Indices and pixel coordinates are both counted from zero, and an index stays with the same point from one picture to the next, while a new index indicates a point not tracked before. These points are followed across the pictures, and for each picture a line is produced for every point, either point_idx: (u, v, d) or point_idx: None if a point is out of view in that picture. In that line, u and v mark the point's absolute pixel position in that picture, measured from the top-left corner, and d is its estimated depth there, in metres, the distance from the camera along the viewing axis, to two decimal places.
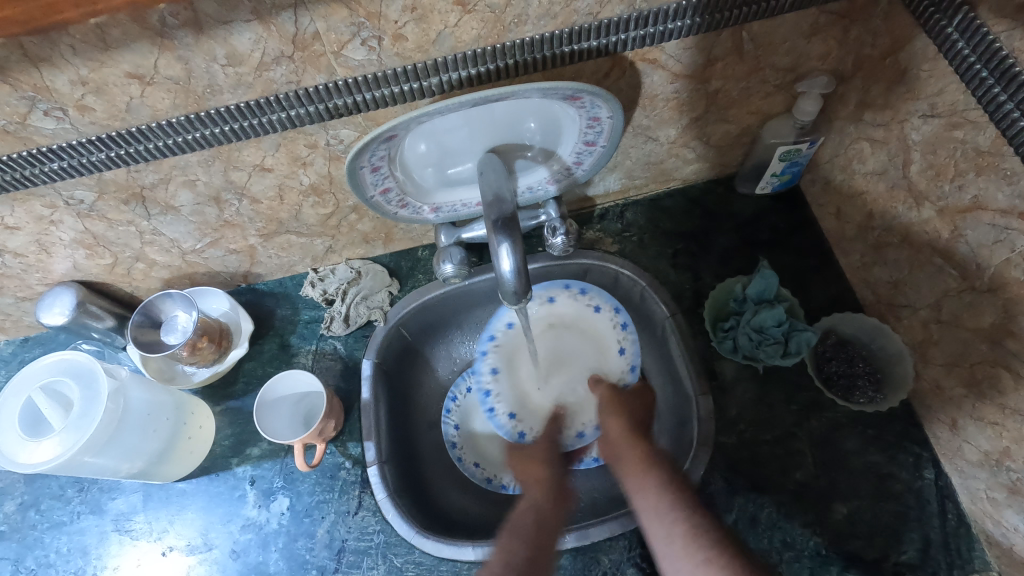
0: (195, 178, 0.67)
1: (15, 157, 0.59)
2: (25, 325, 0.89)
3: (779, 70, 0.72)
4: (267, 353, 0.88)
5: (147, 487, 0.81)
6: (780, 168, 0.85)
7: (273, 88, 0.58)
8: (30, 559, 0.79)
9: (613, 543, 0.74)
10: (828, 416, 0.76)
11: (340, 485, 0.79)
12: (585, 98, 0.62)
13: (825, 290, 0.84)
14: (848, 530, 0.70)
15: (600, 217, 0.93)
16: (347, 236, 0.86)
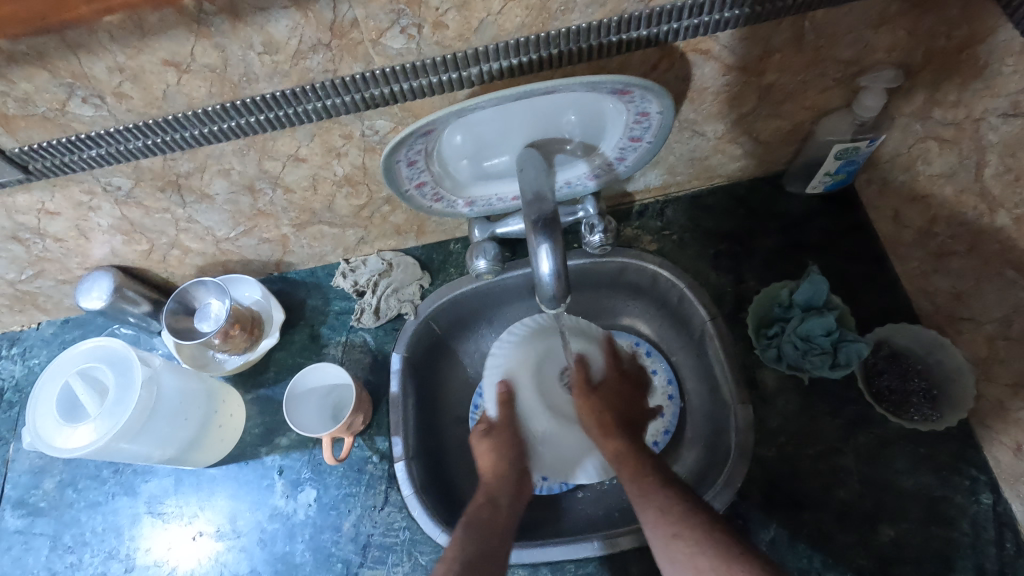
0: (230, 167, 0.67)
1: (55, 144, 0.59)
2: (66, 307, 0.91)
3: (840, 62, 0.67)
4: (297, 342, 0.88)
5: (178, 472, 0.82)
6: (835, 167, 0.80)
7: (310, 77, 0.57)
8: (67, 537, 0.80)
9: (642, 553, 0.71)
10: (877, 432, 0.72)
11: (366, 479, 0.79)
12: (634, 93, 0.59)
13: (878, 298, 0.79)
14: (894, 554, 0.67)
15: (639, 213, 0.89)
16: (380, 227, 0.85)
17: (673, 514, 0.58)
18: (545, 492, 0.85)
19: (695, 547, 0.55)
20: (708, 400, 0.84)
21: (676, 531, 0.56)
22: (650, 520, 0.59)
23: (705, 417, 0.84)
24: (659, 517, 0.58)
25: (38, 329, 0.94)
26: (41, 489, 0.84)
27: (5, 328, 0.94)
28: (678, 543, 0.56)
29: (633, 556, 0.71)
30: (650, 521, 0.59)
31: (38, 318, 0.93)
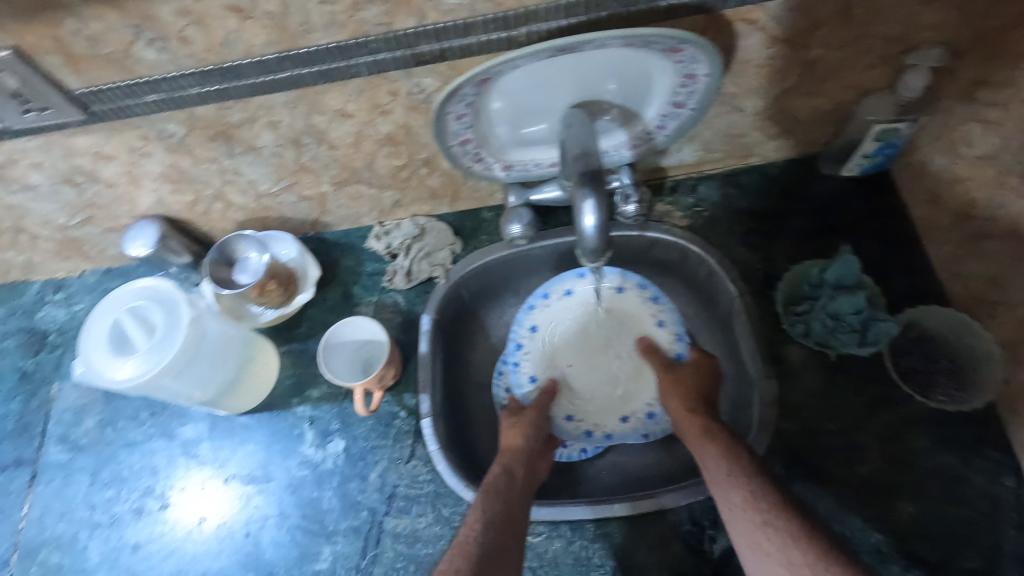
0: (279, 119, 0.69)
1: (117, 86, 0.61)
2: (109, 256, 0.94)
3: (887, 39, 0.67)
4: (330, 300, 0.90)
5: (212, 418, 0.85)
6: (872, 148, 0.80)
7: (364, 29, 0.58)
8: (106, 473, 0.84)
9: (662, 517, 0.73)
10: (901, 412, 0.73)
11: (393, 433, 0.81)
12: (685, 51, 0.60)
13: (908, 281, 0.79)
14: (912, 530, 0.67)
15: (672, 188, 0.90)
16: (416, 190, 0.86)
17: (761, 506, 0.59)
18: (565, 459, 0.86)
19: (786, 538, 0.56)
20: (731, 376, 0.84)
21: (767, 521, 0.58)
22: (734, 512, 0.61)
23: (728, 392, 0.85)
24: (749, 502, 0.60)
25: (81, 278, 0.98)
26: (81, 427, 0.88)
27: (50, 275, 0.98)
28: (768, 531, 0.57)
29: (650, 518, 0.72)
30: (733, 511, 0.61)
31: (82, 266, 0.96)
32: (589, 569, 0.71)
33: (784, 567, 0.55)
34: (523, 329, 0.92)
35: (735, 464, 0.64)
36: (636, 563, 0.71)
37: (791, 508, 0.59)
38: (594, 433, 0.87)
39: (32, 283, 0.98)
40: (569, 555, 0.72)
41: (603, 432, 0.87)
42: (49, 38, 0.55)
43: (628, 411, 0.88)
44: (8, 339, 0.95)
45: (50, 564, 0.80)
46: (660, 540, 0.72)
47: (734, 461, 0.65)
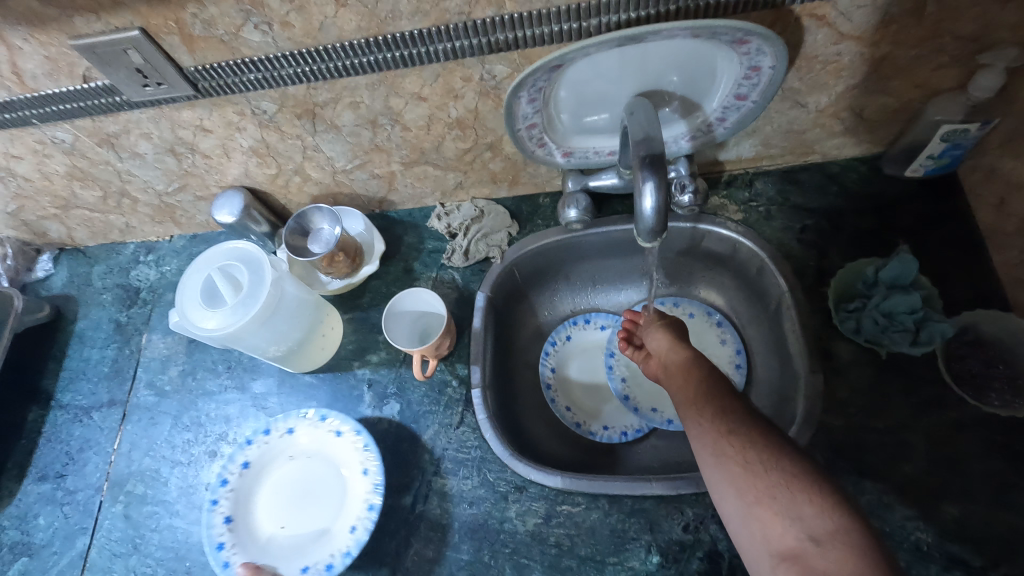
0: (360, 100, 0.74)
1: (223, 65, 0.68)
2: (197, 223, 1.04)
3: (961, 38, 0.67)
4: (392, 274, 0.96)
5: (281, 375, 0.93)
6: (939, 149, 0.79)
7: (446, 18, 0.63)
8: (186, 417, 0.93)
9: (699, 498, 0.75)
10: (952, 414, 0.72)
11: (445, 400, 0.86)
12: (751, 43, 0.62)
13: (969, 285, 0.78)
14: (956, 531, 0.67)
15: (728, 182, 0.91)
16: (478, 173, 0.91)
17: (728, 421, 0.63)
18: (605, 440, 0.92)
19: (746, 444, 0.60)
20: (777, 370, 0.86)
21: (731, 431, 0.62)
22: (699, 427, 0.65)
23: (772, 386, 0.86)
24: (717, 416, 0.64)
25: (171, 242, 1.07)
26: (166, 375, 0.97)
27: (144, 237, 1.08)
28: (729, 438, 0.62)
29: (688, 499, 0.75)
30: (700, 426, 0.65)
31: (172, 231, 1.06)
32: (624, 541, 0.74)
33: (741, 467, 0.59)
34: (558, 337, 1.00)
35: (705, 386, 0.69)
36: (670, 540, 0.73)
37: (756, 424, 0.63)
38: (629, 430, 0.92)
39: (128, 245, 1.09)
40: (606, 526, 0.75)
41: (636, 426, 0.93)
42: (172, 20, 0.62)
43: (660, 406, 0.94)
44: (105, 293, 1.06)
45: (135, 494, 0.89)
46: (696, 520, 0.74)
47: (707, 383, 0.69)
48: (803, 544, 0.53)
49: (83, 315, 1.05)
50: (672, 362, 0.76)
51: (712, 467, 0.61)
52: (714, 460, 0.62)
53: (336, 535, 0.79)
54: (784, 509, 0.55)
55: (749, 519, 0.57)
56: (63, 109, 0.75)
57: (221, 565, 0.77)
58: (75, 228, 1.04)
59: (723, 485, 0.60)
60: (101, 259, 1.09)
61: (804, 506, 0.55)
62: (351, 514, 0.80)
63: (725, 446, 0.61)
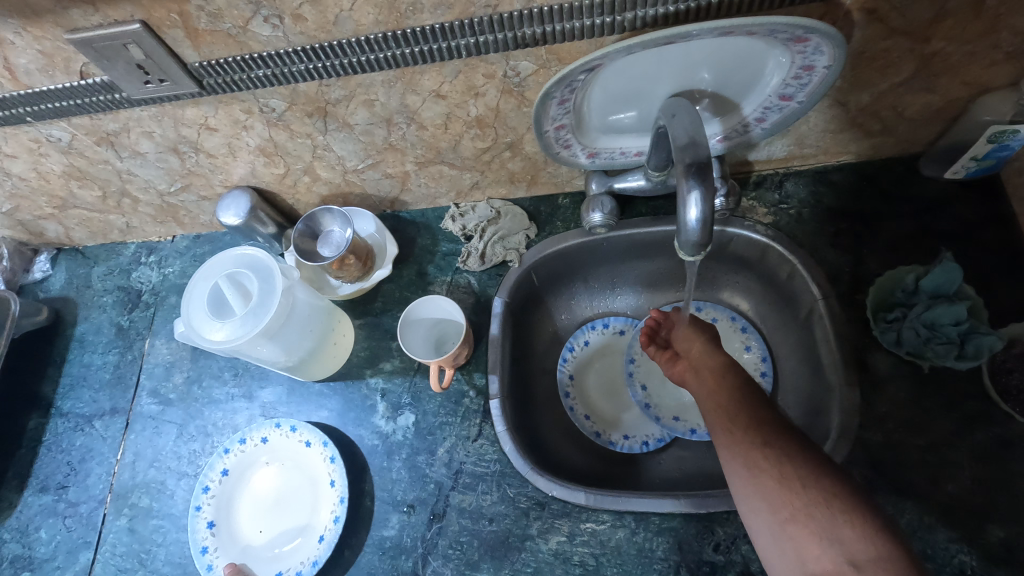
0: (375, 98, 0.70)
1: (230, 61, 0.64)
2: (200, 223, 0.99)
3: (1019, 33, 0.62)
4: (405, 278, 0.92)
5: (291, 383, 0.89)
6: (984, 151, 0.75)
7: (471, 11, 0.59)
8: (192, 426, 0.89)
9: (730, 517, 0.72)
10: (996, 430, 0.69)
11: (462, 411, 0.83)
12: (809, 43, 0.57)
13: (1015, 293, 0.74)
14: (1002, 555, 0.64)
15: (756, 183, 0.87)
16: (496, 173, 0.87)
17: (762, 432, 0.60)
18: (625, 450, 0.89)
19: (782, 458, 0.57)
20: (807, 380, 0.82)
21: (765, 443, 0.59)
22: (731, 436, 0.61)
23: (802, 396, 0.82)
24: (750, 426, 0.61)
25: (173, 242, 1.03)
26: (171, 382, 0.93)
27: (146, 238, 1.04)
28: (765, 451, 0.58)
29: (719, 517, 0.72)
30: (732, 436, 0.61)
31: (175, 231, 1.02)
32: (652, 561, 0.71)
33: (776, 481, 0.56)
34: (576, 342, 0.96)
35: (738, 396, 0.65)
36: (701, 560, 0.70)
37: (793, 436, 0.60)
38: (650, 441, 0.89)
39: (129, 245, 1.05)
40: (633, 545, 0.72)
41: (658, 436, 0.89)
42: (175, 13, 0.58)
43: (682, 415, 0.90)
44: (106, 295, 1.02)
45: (141, 507, 0.86)
46: (728, 540, 0.71)
47: (740, 392, 0.65)
48: (841, 568, 0.49)
49: (83, 318, 1.01)
50: (703, 367, 0.72)
51: (742, 480, 0.58)
52: (744, 474, 0.58)
53: (309, 541, 0.77)
54: (821, 529, 0.52)
55: (781, 538, 0.54)
56: (60, 107, 0.70)
57: (205, 568, 0.77)
58: (74, 228, 1.00)
59: (752, 499, 0.57)
60: (101, 260, 1.05)
61: (844, 528, 0.51)
62: (320, 523, 0.78)
63: (758, 459, 0.58)
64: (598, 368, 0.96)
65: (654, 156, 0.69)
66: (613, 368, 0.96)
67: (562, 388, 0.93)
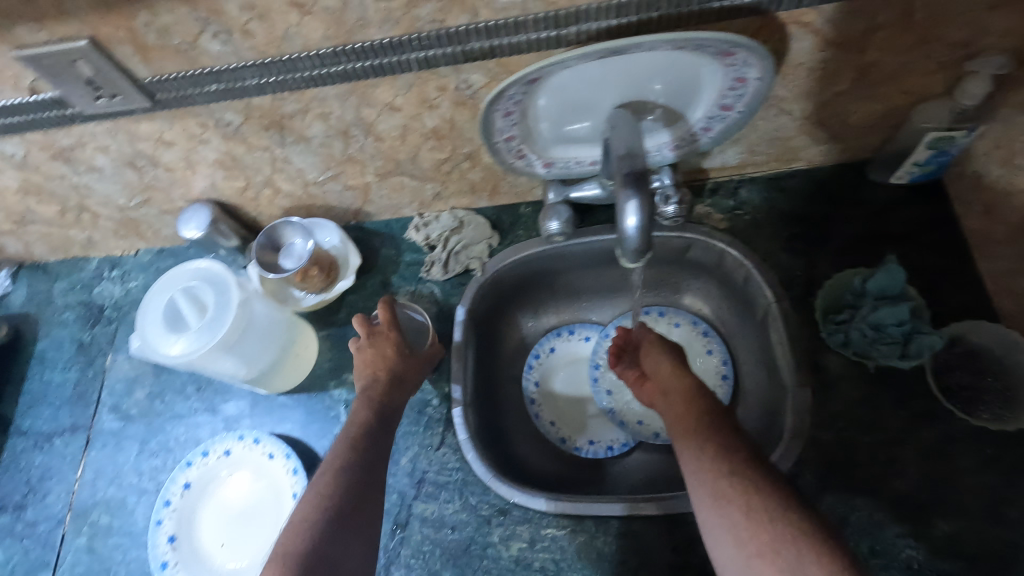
0: (330, 111, 0.71)
1: (181, 76, 0.64)
2: (163, 236, 0.99)
3: (948, 44, 0.65)
4: (369, 288, 0.93)
5: (254, 396, 0.89)
6: (925, 156, 0.77)
7: (418, 26, 0.60)
8: (154, 442, 0.89)
9: (687, 519, 0.73)
10: (942, 427, 0.71)
11: (425, 421, 0.83)
12: (737, 56, 0.60)
13: (958, 294, 0.77)
14: (948, 548, 0.66)
15: (712, 190, 0.89)
16: (457, 183, 0.88)
17: (730, 459, 0.59)
18: (591, 455, 0.90)
19: (749, 489, 0.56)
20: (765, 382, 0.84)
21: (731, 472, 0.58)
22: (698, 463, 0.61)
23: (761, 398, 0.84)
24: (718, 453, 0.60)
25: (136, 256, 1.03)
26: (133, 398, 0.92)
27: (108, 252, 1.03)
28: (730, 481, 0.57)
29: (677, 519, 0.73)
30: (698, 464, 0.60)
31: (138, 245, 1.01)
32: (612, 565, 0.72)
33: (742, 514, 0.55)
34: (542, 348, 0.97)
35: (706, 420, 0.64)
36: (660, 563, 0.71)
37: (759, 464, 0.59)
38: (615, 445, 0.90)
39: (91, 260, 1.04)
40: (593, 549, 0.73)
41: (622, 441, 0.90)
42: (123, 29, 0.58)
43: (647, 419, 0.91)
44: (67, 311, 1.01)
45: (100, 525, 0.85)
46: (685, 542, 0.72)
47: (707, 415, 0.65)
48: None
49: (44, 335, 1.00)
50: (671, 390, 0.71)
51: (709, 511, 0.57)
52: (710, 504, 0.57)
53: (270, 554, 0.77)
54: (789, 567, 0.50)
55: (748, 573, 0.53)
56: (10, 122, 0.70)
57: None
58: (34, 243, 0.99)
59: (720, 531, 0.56)
60: (62, 276, 1.04)
61: (810, 566, 0.50)
62: None
63: (726, 488, 0.57)
64: (564, 374, 0.96)
65: (603, 164, 0.70)
66: (579, 375, 0.96)
67: (528, 395, 0.94)
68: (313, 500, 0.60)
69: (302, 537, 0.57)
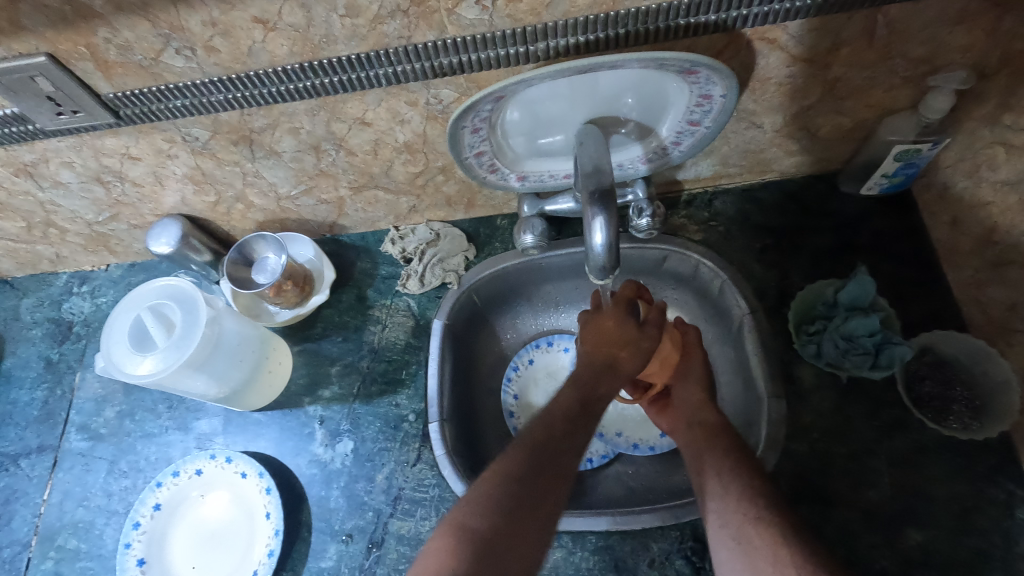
0: (300, 126, 0.70)
1: (145, 92, 0.63)
2: (134, 251, 0.97)
3: (912, 59, 0.66)
4: (345, 302, 0.92)
5: (227, 413, 0.87)
6: (893, 168, 0.78)
7: (385, 42, 0.59)
8: (124, 462, 0.87)
9: (664, 532, 0.73)
10: (913, 436, 0.72)
11: (401, 436, 0.82)
12: (699, 74, 0.61)
13: (927, 304, 0.78)
14: (920, 558, 0.66)
15: (687, 202, 0.90)
16: (432, 196, 0.87)
17: (756, 504, 0.61)
18: None
19: (777, 538, 0.58)
20: (741, 393, 0.84)
21: (758, 518, 0.60)
22: (726, 504, 0.63)
23: (737, 409, 0.84)
24: (740, 499, 0.62)
25: (107, 271, 1.01)
26: (102, 417, 0.90)
27: (77, 267, 1.01)
28: (758, 527, 0.59)
29: (653, 533, 0.72)
30: (724, 506, 0.63)
31: (108, 260, 0.99)
32: None
33: (769, 563, 0.57)
34: (521, 360, 0.95)
35: (731, 463, 0.66)
36: None
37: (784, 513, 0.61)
38: (594, 457, 0.89)
39: (60, 275, 1.02)
40: (570, 565, 0.73)
41: (601, 452, 0.89)
42: (83, 45, 0.57)
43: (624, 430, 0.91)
44: (35, 328, 0.98)
45: (68, 549, 0.83)
46: (662, 555, 0.71)
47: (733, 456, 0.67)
48: None
49: (10, 352, 0.97)
50: (696, 427, 0.74)
51: (731, 553, 0.60)
52: (732, 549, 0.60)
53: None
54: None
55: None
56: None
57: None
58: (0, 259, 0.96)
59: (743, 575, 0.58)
60: (30, 292, 1.01)
61: None
62: (254, 559, 0.76)
63: (751, 533, 0.59)
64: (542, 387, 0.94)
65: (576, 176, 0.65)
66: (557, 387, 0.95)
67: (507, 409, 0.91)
68: (497, 476, 0.59)
69: (478, 512, 0.57)
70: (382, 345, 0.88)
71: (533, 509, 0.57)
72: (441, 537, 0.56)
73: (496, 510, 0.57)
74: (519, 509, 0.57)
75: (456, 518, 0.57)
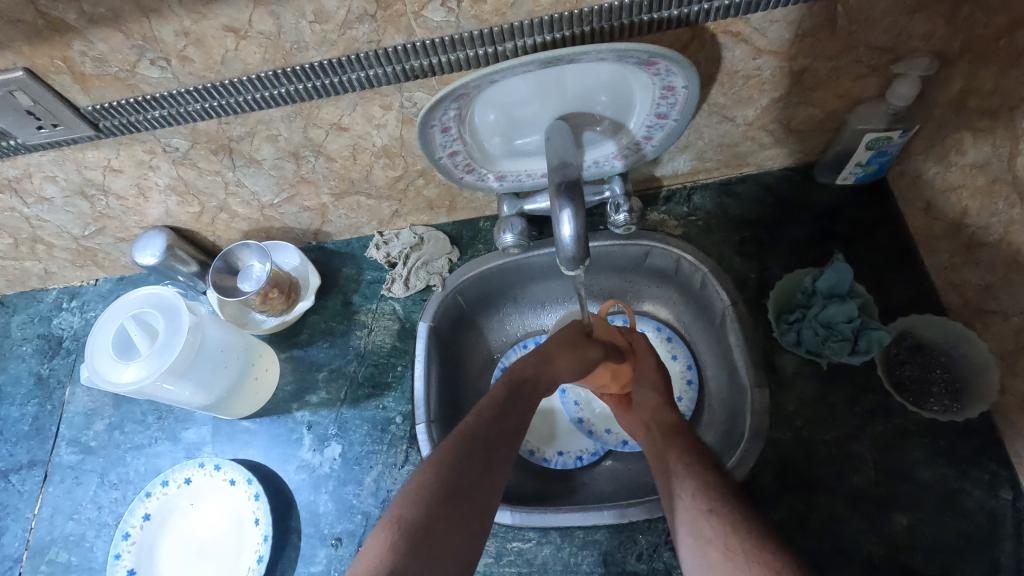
0: (278, 133, 0.71)
1: (124, 103, 0.64)
2: (122, 265, 0.98)
3: (874, 48, 0.67)
4: (331, 308, 0.92)
5: (216, 422, 0.88)
6: (866, 157, 0.79)
7: (355, 47, 0.61)
8: (113, 474, 0.87)
9: (651, 525, 0.72)
10: (895, 421, 0.72)
11: (388, 439, 0.82)
12: (659, 65, 0.62)
13: (905, 290, 0.78)
14: (906, 541, 0.66)
15: (666, 198, 0.91)
16: (413, 201, 0.88)
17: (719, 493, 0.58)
18: (560, 466, 0.89)
19: (730, 528, 0.54)
20: (726, 386, 0.84)
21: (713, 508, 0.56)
22: (685, 501, 0.59)
23: (723, 402, 0.84)
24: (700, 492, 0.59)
25: (96, 286, 1.02)
26: (92, 430, 0.91)
27: (67, 283, 1.02)
28: (710, 517, 0.56)
29: (641, 526, 0.72)
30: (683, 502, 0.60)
31: (96, 274, 1.00)
32: None
33: (720, 554, 0.53)
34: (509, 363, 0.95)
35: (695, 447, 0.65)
36: (625, 571, 0.71)
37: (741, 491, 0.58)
38: (584, 455, 0.90)
39: (50, 291, 1.03)
40: (558, 561, 0.73)
41: (592, 450, 0.90)
42: (59, 59, 0.59)
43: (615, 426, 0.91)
44: (25, 344, 0.99)
45: (58, 562, 0.83)
46: (650, 547, 0.71)
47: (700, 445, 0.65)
48: None
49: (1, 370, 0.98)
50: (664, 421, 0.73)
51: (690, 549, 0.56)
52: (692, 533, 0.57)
53: None
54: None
55: None
56: None
57: None
58: None
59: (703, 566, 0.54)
60: (20, 308, 1.02)
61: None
62: (243, 565, 0.76)
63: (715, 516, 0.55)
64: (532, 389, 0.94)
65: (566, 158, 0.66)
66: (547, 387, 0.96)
67: None
68: (429, 468, 0.59)
69: (417, 503, 0.56)
70: (368, 349, 0.89)
71: (451, 522, 0.56)
72: (379, 531, 0.54)
73: (433, 499, 0.56)
74: (455, 498, 0.57)
75: (397, 511, 0.55)
